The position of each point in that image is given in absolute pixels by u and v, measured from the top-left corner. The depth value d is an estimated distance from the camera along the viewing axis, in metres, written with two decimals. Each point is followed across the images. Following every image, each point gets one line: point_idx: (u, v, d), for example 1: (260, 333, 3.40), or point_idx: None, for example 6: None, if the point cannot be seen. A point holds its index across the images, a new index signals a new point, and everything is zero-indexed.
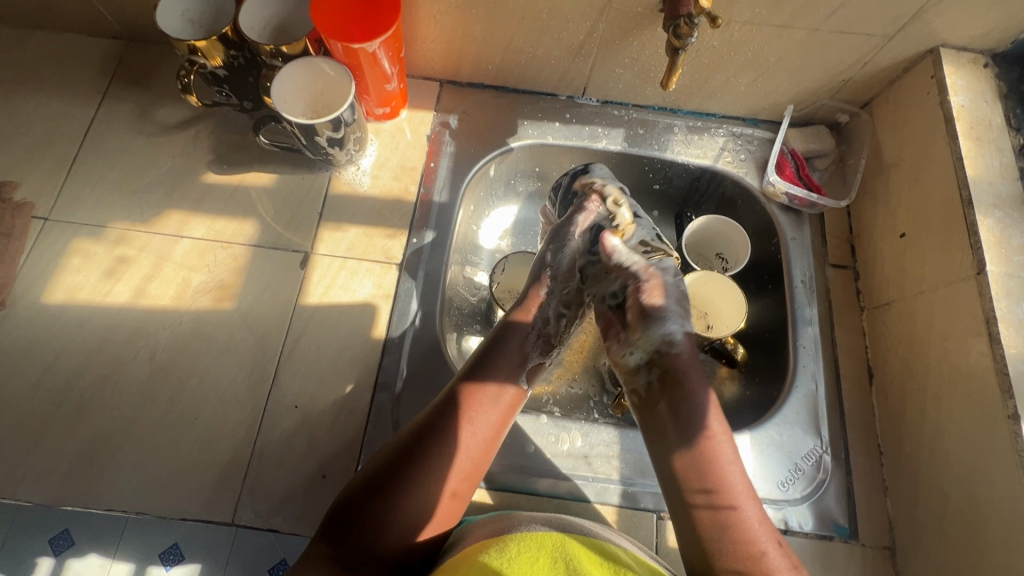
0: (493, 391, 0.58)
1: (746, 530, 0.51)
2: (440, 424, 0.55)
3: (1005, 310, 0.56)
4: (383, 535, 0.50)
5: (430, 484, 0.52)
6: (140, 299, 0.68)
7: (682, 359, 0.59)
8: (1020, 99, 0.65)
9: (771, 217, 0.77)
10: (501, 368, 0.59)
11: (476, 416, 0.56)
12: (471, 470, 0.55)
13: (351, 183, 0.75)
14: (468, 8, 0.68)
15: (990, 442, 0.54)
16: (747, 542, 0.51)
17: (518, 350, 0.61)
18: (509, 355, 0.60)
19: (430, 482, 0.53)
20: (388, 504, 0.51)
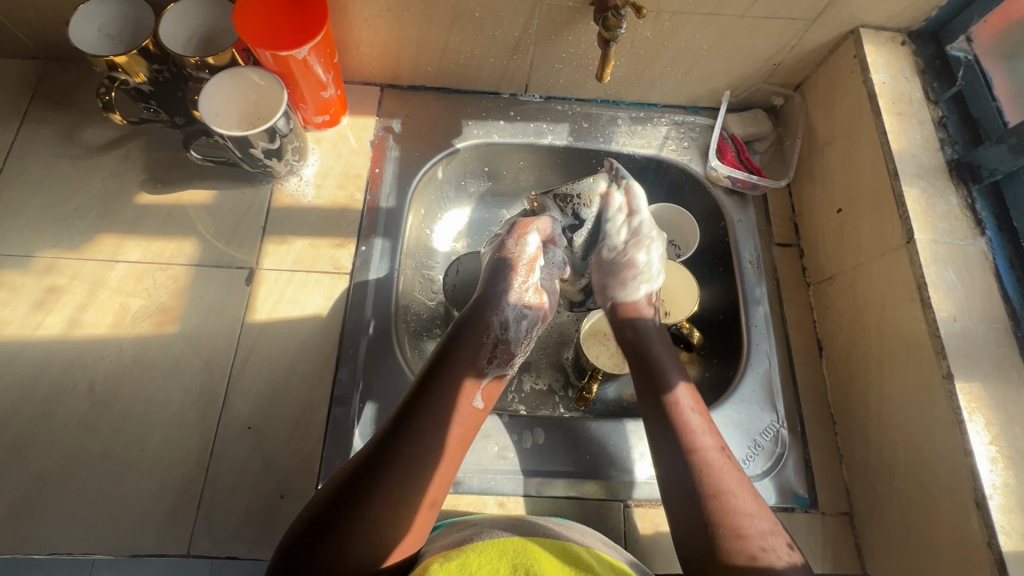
0: (461, 389, 0.59)
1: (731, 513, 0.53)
2: (425, 426, 0.55)
3: (934, 275, 0.58)
4: (362, 542, 0.49)
5: (411, 495, 0.52)
6: (74, 329, 0.65)
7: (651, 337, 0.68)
8: (936, 74, 0.69)
9: (717, 202, 0.79)
10: (462, 366, 0.60)
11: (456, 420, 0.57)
12: (448, 476, 0.56)
13: (294, 194, 0.74)
14: (399, 10, 0.67)
15: (930, 402, 0.57)
16: (734, 526, 0.52)
17: (474, 349, 0.62)
18: (467, 350, 0.61)
19: (412, 491, 0.52)
20: (366, 512, 0.50)
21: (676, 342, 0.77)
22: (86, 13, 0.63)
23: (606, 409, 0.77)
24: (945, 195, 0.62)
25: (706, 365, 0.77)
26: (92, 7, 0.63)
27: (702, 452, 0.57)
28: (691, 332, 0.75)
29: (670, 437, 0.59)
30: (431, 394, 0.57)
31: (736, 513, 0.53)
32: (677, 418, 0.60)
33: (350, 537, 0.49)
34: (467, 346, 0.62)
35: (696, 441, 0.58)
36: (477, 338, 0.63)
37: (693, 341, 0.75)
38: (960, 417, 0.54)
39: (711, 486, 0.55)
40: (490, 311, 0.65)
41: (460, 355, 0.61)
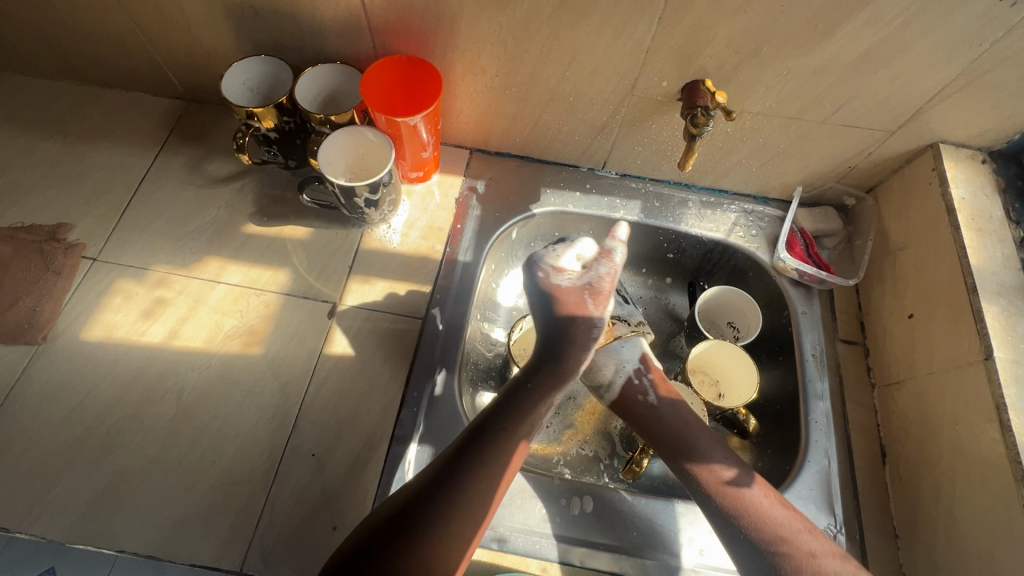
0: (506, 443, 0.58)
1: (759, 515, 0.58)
2: (475, 463, 0.56)
3: (1015, 397, 0.57)
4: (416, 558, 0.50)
5: (460, 536, 0.53)
6: (173, 339, 0.71)
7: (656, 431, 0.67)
8: (1017, 194, 0.69)
9: (782, 291, 0.81)
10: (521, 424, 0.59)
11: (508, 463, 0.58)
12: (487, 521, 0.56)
13: (381, 240, 0.80)
14: (502, 89, 0.75)
15: (1008, 531, 0.54)
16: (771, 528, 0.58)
17: (530, 407, 0.61)
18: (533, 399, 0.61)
19: (461, 531, 0.53)
20: (418, 539, 0.51)
21: (730, 427, 0.76)
22: (235, 70, 0.73)
23: (652, 485, 0.76)
24: None
25: (759, 454, 0.76)
26: (241, 66, 0.73)
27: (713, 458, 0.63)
28: (747, 419, 0.75)
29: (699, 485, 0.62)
30: (477, 439, 0.57)
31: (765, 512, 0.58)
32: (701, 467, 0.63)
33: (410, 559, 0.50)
34: (542, 397, 0.61)
35: (728, 487, 0.61)
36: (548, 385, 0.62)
37: (749, 429, 0.75)
38: None
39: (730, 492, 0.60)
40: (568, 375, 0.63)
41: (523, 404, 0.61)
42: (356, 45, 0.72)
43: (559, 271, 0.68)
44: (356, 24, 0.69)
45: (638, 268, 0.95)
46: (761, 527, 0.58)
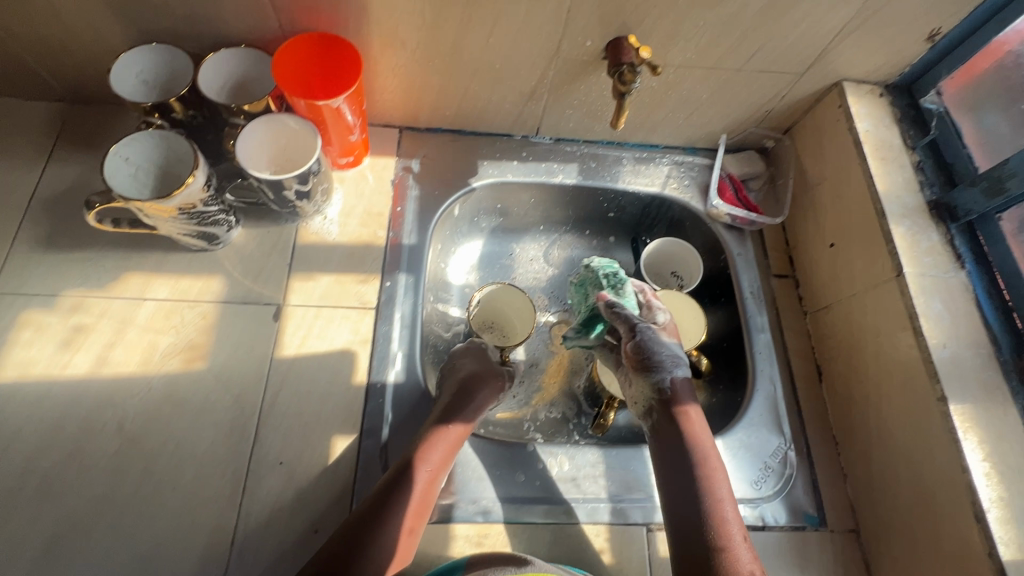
0: (454, 425, 0.63)
1: (716, 504, 0.60)
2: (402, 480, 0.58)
3: (923, 306, 0.62)
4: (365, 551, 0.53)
5: (391, 530, 0.55)
6: (103, 367, 0.65)
7: (677, 396, 0.67)
8: (912, 122, 0.74)
9: (718, 236, 0.84)
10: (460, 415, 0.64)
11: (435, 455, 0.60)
12: (421, 506, 0.58)
13: (319, 233, 0.76)
14: (424, 61, 0.72)
15: (926, 424, 0.60)
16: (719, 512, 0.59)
17: (478, 405, 0.67)
18: (473, 401, 0.66)
19: (388, 530, 0.54)
20: (366, 534, 0.53)
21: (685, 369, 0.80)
22: (125, 61, 0.66)
23: (618, 435, 0.80)
24: (928, 232, 0.67)
25: (712, 390, 0.81)
26: (132, 55, 0.66)
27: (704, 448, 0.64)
28: (700, 360, 0.79)
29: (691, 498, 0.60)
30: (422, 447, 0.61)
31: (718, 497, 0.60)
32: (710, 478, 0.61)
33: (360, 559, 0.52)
34: (459, 415, 0.64)
35: (721, 497, 0.60)
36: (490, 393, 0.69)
37: (702, 368, 0.79)
38: (956, 439, 0.56)
39: (714, 508, 0.59)
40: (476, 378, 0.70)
41: (456, 413, 0.64)
42: (259, 26, 0.66)
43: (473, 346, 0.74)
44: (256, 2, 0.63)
45: (582, 230, 0.95)
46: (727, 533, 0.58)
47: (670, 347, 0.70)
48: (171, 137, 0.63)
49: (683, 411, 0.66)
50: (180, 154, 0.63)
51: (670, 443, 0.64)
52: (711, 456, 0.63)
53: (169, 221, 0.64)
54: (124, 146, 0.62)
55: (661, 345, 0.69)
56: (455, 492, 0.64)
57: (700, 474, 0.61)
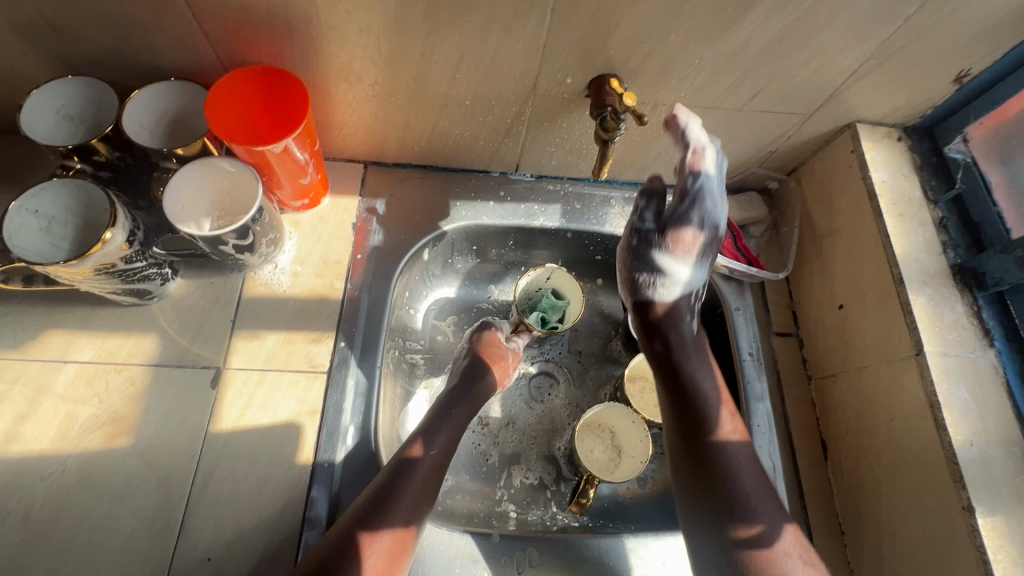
0: (387, 533, 0.53)
1: (768, 548, 0.55)
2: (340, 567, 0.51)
3: (947, 395, 0.55)
4: None
5: None
6: (11, 444, 0.57)
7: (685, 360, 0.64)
8: (934, 171, 0.66)
9: (715, 288, 0.76)
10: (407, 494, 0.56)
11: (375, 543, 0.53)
12: None
13: (268, 284, 0.68)
14: (386, 97, 0.64)
15: (948, 532, 0.52)
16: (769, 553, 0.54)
17: (418, 494, 0.57)
18: (409, 494, 0.56)
19: None
20: None
21: None
22: (42, 96, 0.58)
23: (601, 508, 0.72)
24: (951, 302, 0.59)
25: None
26: (49, 90, 0.58)
27: (740, 484, 0.58)
28: None
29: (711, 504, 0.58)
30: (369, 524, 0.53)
31: (764, 544, 0.55)
32: (738, 483, 0.58)
33: None
34: (393, 517, 0.54)
35: (765, 536, 0.55)
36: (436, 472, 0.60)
37: None
38: (984, 558, 0.49)
39: (762, 547, 0.55)
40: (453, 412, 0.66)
41: (385, 515, 0.54)
42: (194, 58, 0.58)
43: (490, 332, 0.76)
44: (186, 34, 0.54)
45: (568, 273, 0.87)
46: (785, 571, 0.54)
47: (660, 274, 0.67)
48: (82, 185, 0.55)
49: (676, 325, 0.66)
50: (95, 205, 0.56)
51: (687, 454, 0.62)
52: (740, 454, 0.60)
53: (83, 282, 0.56)
54: (31, 200, 0.54)
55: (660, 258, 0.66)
56: None
57: (722, 465, 0.59)
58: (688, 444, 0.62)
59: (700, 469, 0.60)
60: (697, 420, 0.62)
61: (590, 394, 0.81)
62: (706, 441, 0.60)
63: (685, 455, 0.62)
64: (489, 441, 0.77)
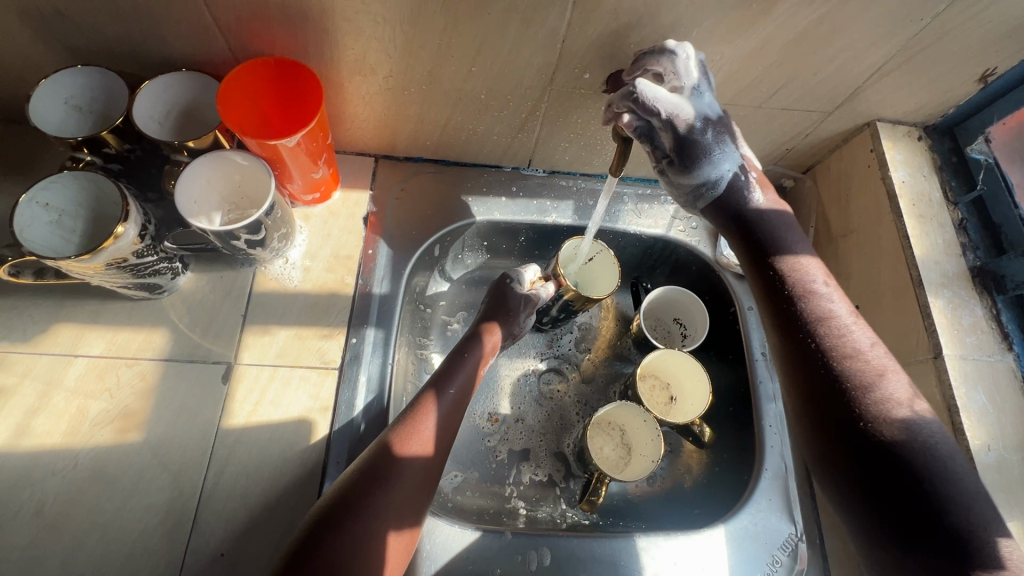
0: (393, 535, 0.51)
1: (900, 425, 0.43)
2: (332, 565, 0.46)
3: (965, 399, 0.54)
4: None
5: None
6: (22, 439, 0.57)
7: (790, 262, 0.52)
8: (953, 172, 0.66)
9: (727, 286, 0.75)
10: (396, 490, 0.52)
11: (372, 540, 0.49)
12: None
13: (279, 279, 0.68)
14: (400, 91, 0.63)
15: None
16: (925, 470, 0.41)
17: (408, 496, 0.52)
18: (396, 496, 0.52)
19: None
20: None
21: (685, 436, 0.72)
22: (50, 86, 0.57)
23: (611, 506, 0.72)
24: (970, 304, 0.59)
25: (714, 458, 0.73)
26: (57, 80, 0.57)
27: (885, 406, 0.44)
28: (702, 429, 0.71)
29: (894, 477, 0.41)
30: (361, 522, 0.49)
31: (880, 390, 0.44)
32: (921, 436, 0.42)
33: None
34: (384, 519, 0.50)
35: (901, 417, 0.43)
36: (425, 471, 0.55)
37: (704, 438, 0.71)
38: None
39: (919, 467, 0.41)
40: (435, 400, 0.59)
41: (379, 512, 0.50)
42: (207, 50, 0.57)
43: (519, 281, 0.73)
44: (200, 25, 0.53)
45: None
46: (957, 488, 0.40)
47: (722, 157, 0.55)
48: (90, 178, 0.54)
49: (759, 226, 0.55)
50: (105, 198, 0.55)
51: (838, 413, 0.45)
52: (912, 403, 0.44)
53: (95, 276, 0.56)
54: (41, 192, 0.53)
55: (681, 113, 0.52)
56: None
57: (860, 403, 0.44)
58: (834, 405, 0.45)
59: (866, 435, 0.43)
60: (844, 370, 0.46)
61: (601, 390, 0.81)
62: (829, 353, 0.47)
63: (829, 419, 0.45)
64: (499, 436, 0.77)
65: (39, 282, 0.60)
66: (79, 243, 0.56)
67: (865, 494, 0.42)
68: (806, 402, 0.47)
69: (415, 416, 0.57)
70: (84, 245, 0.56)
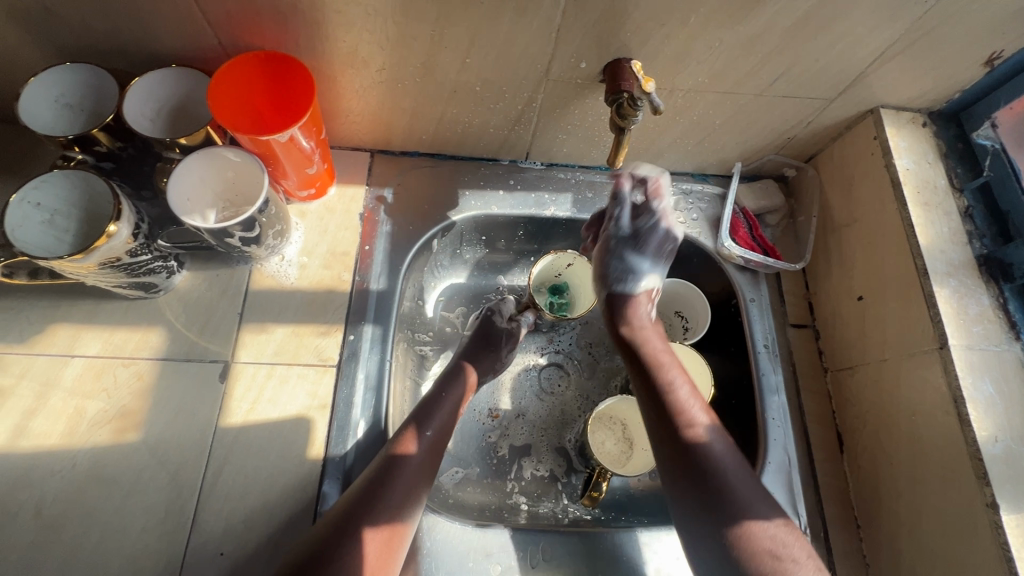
0: (371, 531, 0.52)
1: (742, 513, 0.52)
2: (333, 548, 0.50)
3: (971, 389, 0.54)
4: None
5: None
6: (20, 440, 0.57)
7: (647, 331, 0.67)
8: (959, 158, 0.65)
9: (728, 278, 0.74)
10: (400, 482, 0.55)
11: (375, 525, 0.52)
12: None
13: (275, 276, 0.67)
14: (394, 83, 0.62)
15: (971, 530, 0.52)
16: (750, 526, 0.51)
17: (407, 488, 0.55)
18: (392, 489, 0.55)
19: None
20: None
21: None
22: (39, 84, 0.56)
23: (614, 501, 0.72)
24: (976, 294, 0.58)
25: None
26: (45, 78, 0.56)
27: (708, 450, 0.56)
28: None
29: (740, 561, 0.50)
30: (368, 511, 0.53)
31: (712, 458, 0.55)
32: (718, 476, 0.54)
33: None
34: (381, 508, 0.53)
35: (720, 466, 0.54)
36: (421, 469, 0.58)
37: None
38: (1008, 555, 0.49)
39: (733, 511, 0.52)
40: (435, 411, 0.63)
41: (382, 504, 0.53)
42: (197, 44, 0.56)
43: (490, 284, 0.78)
44: (187, 18, 0.52)
45: None
46: (753, 535, 0.51)
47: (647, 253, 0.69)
48: (82, 177, 0.54)
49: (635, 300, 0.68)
50: (96, 197, 0.55)
51: (691, 496, 0.54)
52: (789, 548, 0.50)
53: (88, 277, 0.55)
54: (32, 191, 0.53)
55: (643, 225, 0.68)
56: None
57: (694, 450, 0.56)
58: (698, 492, 0.54)
59: (706, 483, 0.54)
60: (707, 461, 0.55)
61: (602, 385, 0.80)
62: (674, 414, 0.58)
63: (684, 487, 0.55)
64: (499, 432, 0.76)
65: (33, 282, 0.59)
66: (71, 243, 0.55)
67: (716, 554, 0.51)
68: (676, 455, 0.56)
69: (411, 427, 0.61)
70: (76, 245, 0.55)
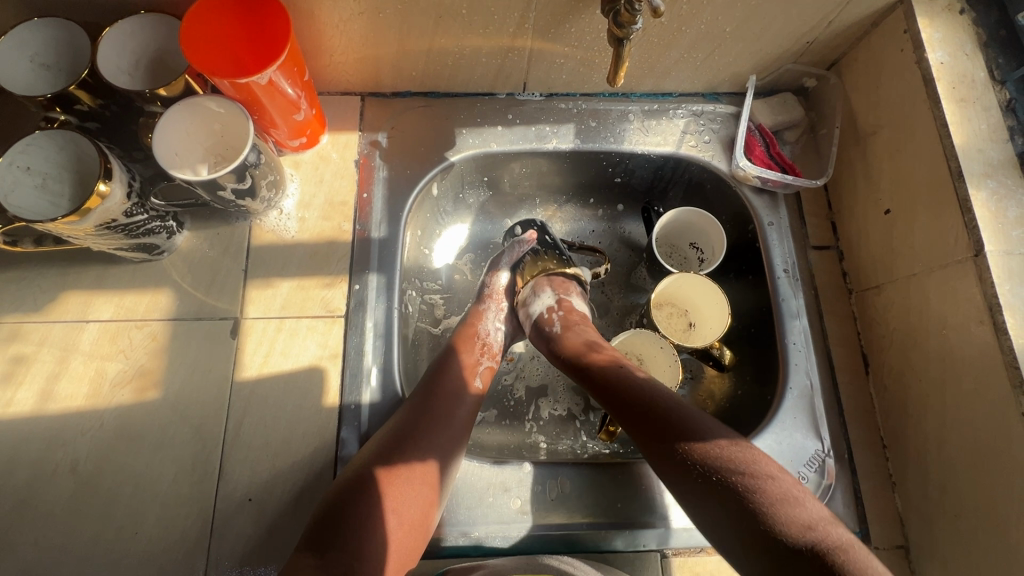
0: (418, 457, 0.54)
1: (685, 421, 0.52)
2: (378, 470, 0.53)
3: (1010, 297, 0.50)
4: (352, 542, 0.48)
5: (376, 513, 0.50)
6: (48, 402, 0.59)
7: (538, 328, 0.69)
8: (1001, 47, 0.58)
9: (744, 202, 0.70)
10: (456, 412, 0.59)
11: (429, 447, 0.56)
12: (416, 498, 0.53)
13: (275, 230, 0.66)
14: (374, 13, 0.58)
15: (1004, 439, 0.50)
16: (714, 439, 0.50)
17: (459, 415, 0.59)
18: (445, 420, 0.58)
19: (371, 510, 0.50)
20: (349, 520, 0.49)
21: (704, 360, 0.70)
22: (10, 44, 0.54)
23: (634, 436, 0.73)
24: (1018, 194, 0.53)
25: (737, 380, 0.70)
26: (17, 36, 0.54)
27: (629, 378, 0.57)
28: (722, 352, 0.68)
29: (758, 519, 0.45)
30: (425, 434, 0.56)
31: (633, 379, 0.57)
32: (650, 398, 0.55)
33: (347, 536, 0.48)
34: (432, 435, 0.56)
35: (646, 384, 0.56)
36: (458, 405, 0.59)
37: (725, 360, 0.68)
38: None
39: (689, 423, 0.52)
40: (469, 350, 0.65)
41: (428, 434, 0.56)
42: None
43: (533, 235, 0.73)
44: None
45: (586, 199, 0.81)
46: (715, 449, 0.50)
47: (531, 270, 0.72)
48: (65, 136, 0.53)
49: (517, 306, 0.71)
50: (78, 157, 0.54)
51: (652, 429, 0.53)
52: (810, 504, 0.46)
53: (88, 239, 0.55)
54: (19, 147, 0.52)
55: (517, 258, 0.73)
56: (443, 524, 0.58)
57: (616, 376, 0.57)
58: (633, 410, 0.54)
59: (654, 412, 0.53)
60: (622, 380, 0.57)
61: (617, 322, 0.78)
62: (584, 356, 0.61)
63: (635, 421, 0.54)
64: (514, 375, 0.77)
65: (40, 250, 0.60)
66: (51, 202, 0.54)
67: (715, 519, 0.47)
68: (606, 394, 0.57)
69: (441, 369, 0.62)
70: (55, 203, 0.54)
